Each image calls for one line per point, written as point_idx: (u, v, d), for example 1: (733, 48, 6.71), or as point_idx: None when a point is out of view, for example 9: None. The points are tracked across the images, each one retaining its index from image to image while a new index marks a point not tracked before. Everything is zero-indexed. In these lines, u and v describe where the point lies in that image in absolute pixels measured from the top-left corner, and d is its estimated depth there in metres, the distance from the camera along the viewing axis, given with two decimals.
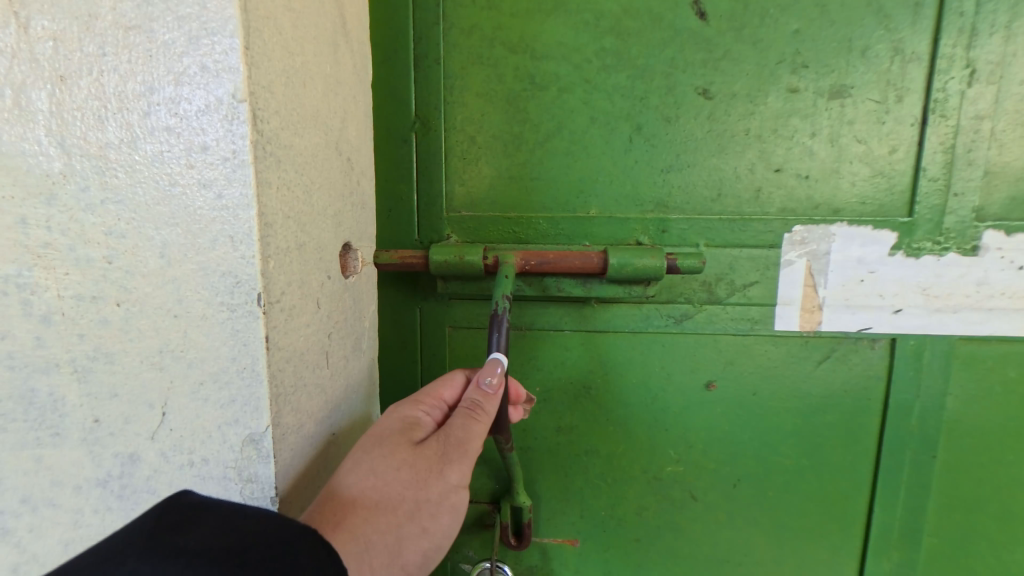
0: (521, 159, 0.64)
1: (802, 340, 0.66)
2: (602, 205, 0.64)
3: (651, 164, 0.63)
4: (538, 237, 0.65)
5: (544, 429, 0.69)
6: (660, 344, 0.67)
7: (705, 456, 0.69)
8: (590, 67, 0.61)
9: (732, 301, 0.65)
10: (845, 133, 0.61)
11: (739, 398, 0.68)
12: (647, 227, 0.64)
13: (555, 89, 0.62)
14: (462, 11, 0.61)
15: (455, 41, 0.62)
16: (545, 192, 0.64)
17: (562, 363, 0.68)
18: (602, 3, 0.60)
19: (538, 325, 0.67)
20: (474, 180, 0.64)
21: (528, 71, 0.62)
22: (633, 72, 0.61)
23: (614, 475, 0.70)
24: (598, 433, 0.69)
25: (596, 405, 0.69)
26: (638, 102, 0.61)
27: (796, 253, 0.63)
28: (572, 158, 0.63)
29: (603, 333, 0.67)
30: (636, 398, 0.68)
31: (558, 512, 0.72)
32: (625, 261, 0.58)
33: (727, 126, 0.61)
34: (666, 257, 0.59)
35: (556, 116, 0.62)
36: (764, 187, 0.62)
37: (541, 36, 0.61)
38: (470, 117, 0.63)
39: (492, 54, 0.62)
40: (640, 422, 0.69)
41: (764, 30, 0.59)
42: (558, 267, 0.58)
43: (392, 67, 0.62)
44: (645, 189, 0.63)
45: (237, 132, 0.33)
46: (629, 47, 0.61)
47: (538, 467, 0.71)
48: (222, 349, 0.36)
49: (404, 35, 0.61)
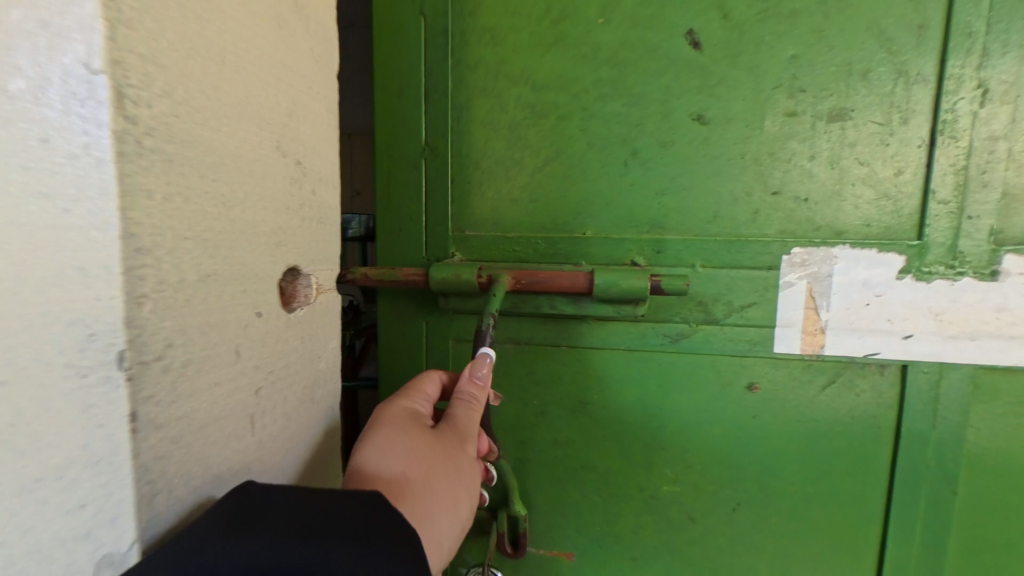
0: (522, 182, 0.68)
1: (804, 363, 0.65)
2: (599, 226, 0.66)
3: (646, 187, 0.65)
4: (536, 256, 0.68)
5: (542, 441, 0.72)
6: (657, 362, 0.68)
7: (704, 477, 0.69)
8: (588, 96, 0.64)
9: (730, 322, 0.65)
10: (846, 155, 0.60)
11: (738, 420, 0.67)
12: (644, 248, 0.65)
13: (555, 117, 0.66)
14: (470, 48, 0.66)
15: (463, 75, 0.67)
16: (544, 214, 0.68)
17: (559, 378, 0.70)
18: (600, 36, 0.63)
19: (536, 340, 0.70)
20: (479, 203, 0.69)
21: (529, 101, 0.66)
22: (629, 100, 0.64)
23: (612, 491, 0.71)
24: (595, 448, 0.71)
25: (593, 420, 0.70)
26: (634, 127, 0.64)
27: (797, 275, 0.63)
28: (569, 182, 0.66)
29: (599, 351, 0.69)
30: (632, 415, 0.69)
31: (555, 525, 0.73)
32: (612, 282, 0.60)
33: (724, 149, 0.62)
34: (651, 278, 0.60)
35: (556, 142, 0.66)
36: (762, 209, 0.63)
37: (542, 69, 0.65)
38: (476, 143, 0.68)
39: (496, 88, 0.66)
40: (636, 439, 0.70)
41: (760, 55, 0.60)
42: (547, 286, 0.61)
43: (405, 102, 0.68)
44: (641, 211, 0.65)
45: (91, 115, 0.28)
46: (626, 76, 0.63)
47: (536, 478, 0.73)
48: (58, 443, 0.29)
49: (417, 71, 0.67)
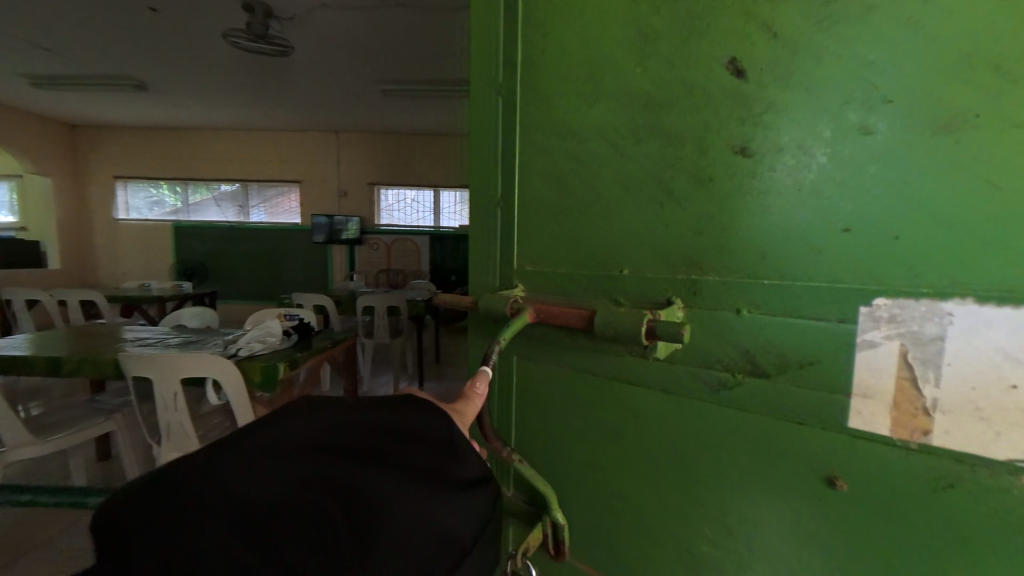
0: (568, 223, 0.72)
1: (895, 447, 0.49)
2: (633, 264, 0.65)
3: (683, 226, 0.60)
4: (576, 290, 0.72)
5: (580, 458, 0.77)
6: (695, 408, 0.63)
7: (746, 546, 0.60)
8: (624, 142, 0.64)
9: (785, 378, 0.55)
10: (959, 175, 0.44)
11: (789, 491, 0.56)
12: (680, 287, 0.61)
13: (593, 161, 0.68)
14: (528, 106, 0.77)
15: (527, 128, 0.77)
16: (581, 254, 0.71)
17: (595, 406, 0.74)
18: (636, 81, 0.63)
19: (579, 365, 0.75)
20: (532, 241, 0.78)
21: (572, 147, 0.71)
22: (664, 140, 0.61)
23: (644, 526, 0.70)
24: (627, 479, 0.71)
25: (625, 451, 0.70)
26: (670, 167, 0.61)
27: (883, 333, 0.48)
28: (608, 222, 0.67)
29: (629, 385, 0.69)
30: (663, 455, 0.66)
31: (591, 537, 0.78)
32: (606, 322, 0.61)
33: (776, 182, 0.54)
34: (646, 321, 0.58)
35: (594, 184, 0.69)
36: (826, 251, 0.51)
37: (586, 117, 0.69)
38: (532, 187, 0.77)
39: (549, 142, 0.74)
40: (669, 482, 0.66)
41: (821, 71, 0.50)
42: (553, 321, 0.68)
43: (481, 162, 0.85)
44: (677, 250, 0.61)
45: None
46: (664, 116, 0.61)
47: (573, 490, 0.79)
48: None
49: (493, 131, 0.82)
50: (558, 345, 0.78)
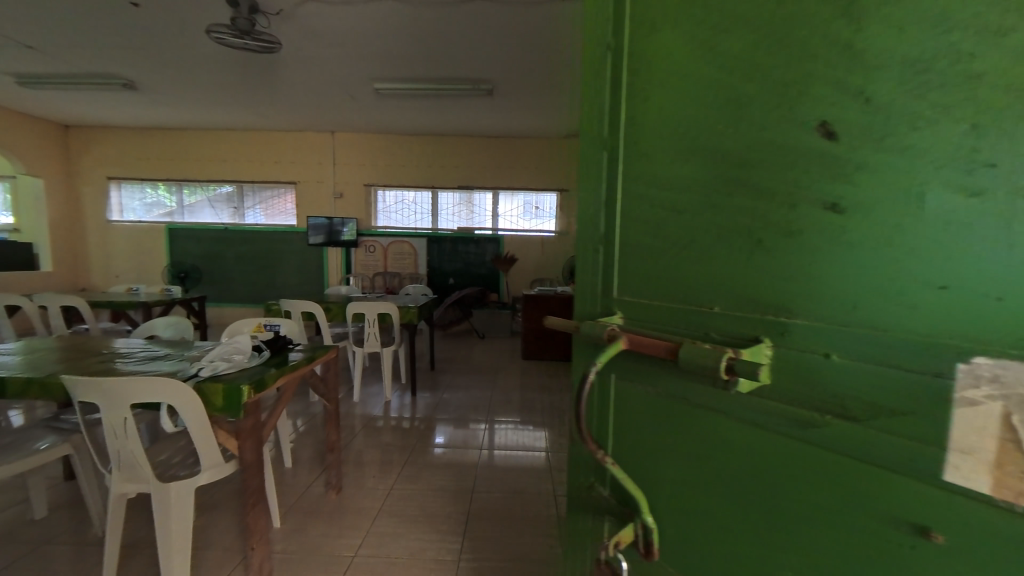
0: (678, 276, 1.07)
1: (990, 499, 0.66)
2: (724, 304, 0.98)
3: (770, 269, 0.90)
4: (676, 325, 1.08)
5: (679, 445, 1.11)
6: (778, 423, 0.91)
7: (824, 525, 0.86)
8: (726, 197, 0.96)
9: (867, 416, 0.78)
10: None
11: (855, 489, 0.81)
12: (768, 329, 0.90)
13: (705, 212, 1.01)
14: (641, 182, 1.16)
15: (639, 196, 1.16)
16: (679, 297, 1.07)
17: (691, 414, 1.08)
18: (740, 154, 0.94)
19: (673, 382, 1.11)
20: (643, 292, 1.17)
21: (682, 211, 1.06)
22: (759, 196, 0.91)
23: (744, 503, 0.99)
24: (722, 462, 1.03)
25: (718, 443, 1.03)
26: (761, 219, 0.91)
27: (987, 392, 0.65)
28: (706, 275, 1.01)
29: (716, 414, 1.02)
30: (746, 445, 0.97)
31: (690, 509, 1.11)
32: (690, 353, 0.93)
33: (865, 233, 0.78)
34: (727, 358, 0.89)
35: (699, 245, 1.02)
36: (910, 293, 0.73)
37: (701, 184, 1.01)
38: (648, 242, 1.15)
39: (657, 208, 1.12)
40: (759, 470, 0.95)
41: (920, 140, 0.71)
42: (644, 348, 1.04)
43: (604, 234, 1.28)
44: (768, 294, 0.90)
45: None
46: (762, 177, 0.90)
47: (673, 470, 1.14)
48: None
49: (612, 203, 1.24)
50: (646, 368, 1.18)
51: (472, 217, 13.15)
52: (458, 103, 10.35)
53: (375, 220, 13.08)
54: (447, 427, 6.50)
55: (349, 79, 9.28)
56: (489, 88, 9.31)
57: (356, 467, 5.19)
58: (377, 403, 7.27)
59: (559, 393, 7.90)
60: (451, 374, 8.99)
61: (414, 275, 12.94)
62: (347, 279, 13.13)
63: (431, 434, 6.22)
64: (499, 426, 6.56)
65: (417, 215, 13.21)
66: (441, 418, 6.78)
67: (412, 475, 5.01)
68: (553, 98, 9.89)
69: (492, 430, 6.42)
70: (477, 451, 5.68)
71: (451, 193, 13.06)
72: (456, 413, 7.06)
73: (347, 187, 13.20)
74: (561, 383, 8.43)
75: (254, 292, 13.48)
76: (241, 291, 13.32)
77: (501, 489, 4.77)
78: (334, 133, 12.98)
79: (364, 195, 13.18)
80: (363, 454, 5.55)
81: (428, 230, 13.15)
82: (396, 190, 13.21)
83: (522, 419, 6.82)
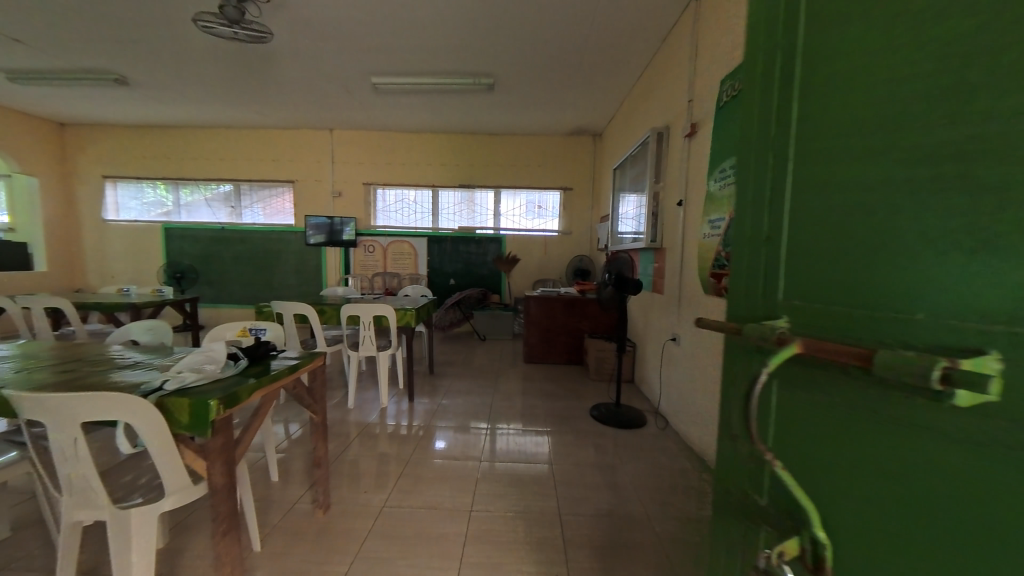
0: (867, 277, 0.96)
1: None
2: (929, 311, 0.84)
3: (1003, 270, 0.74)
4: (862, 332, 0.96)
5: (858, 469, 0.98)
6: (1005, 457, 0.73)
7: None
8: (937, 186, 0.83)
9: None
10: None
11: None
12: (994, 340, 0.74)
13: (905, 204, 0.89)
14: (820, 176, 1.07)
15: (818, 192, 1.08)
16: (866, 303, 0.96)
17: (876, 435, 0.93)
18: (952, 136, 0.81)
19: (854, 395, 0.97)
20: (819, 296, 1.07)
21: (875, 205, 0.95)
22: (985, 183, 0.77)
23: (944, 550, 0.83)
24: (919, 499, 0.86)
25: (913, 475, 0.87)
26: (990, 209, 0.76)
27: None
28: (908, 277, 0.88)
29: (930, 440, 0.83)
30: (956, 482, 0.81)
31: (869, 548, 0.95)
32: (887, 361, 0.81)
33: None
34: (940, 369, 0.74)
35: (898, 243, 0.90)
36: None
37: (901, 175, 0.89)
38: (830, 241, 1.06)
39: (841, 203, 1.02)
40: (976, 515, 0.78)
41: None
42: (827, 354, 0.94)
43: (772, 235, 1.23)
44: (994, 300, 0.75)
45: None
46: (989, 159, 0.76)
47: (848, 498, 1.00)
48: None
49: (782, 203, 1.19)
50: (821, 378, 1.06)
51: (473, 215, 12.82)
52: (459, 99, 10.02)
53: (374, 220, 12.80)
54: (446, 434, 6.14)
55: (347, 74, 8.97)
56: (491, 83, 8.98)
57: (348, 481, 4.83)
58: (374, 410, 6.95)
59: (564, 399, 7.54)
60: (451, 378, 8.65)
61: (414, 276, 12.66)
62: (345, 280, 12.82)
63: (429, 443, 5.87)
64: (501, 433, 6.22)
65: (417, 215, 12.89)
66: (440, 426, 6.42)
67: (408, 490, 4.66)
68: (558, 93, 9.55)
69: (494, 437, 6.08)
70: (478, 463, 5.32)
71: (452, 192, 12.77)
72: (456, 420, 6.71)
73: (346, 186, 12.89)
74: (566, 388, 8.05)
75: (250, 293, 13.19)
76: (237, 292, 13.04)
77: (503, 507, 4.41)
78: (332, 131, 12.68)
79: (362, 193, 12.87)
80: (357, 464, 5.21)
81: (429, 229, 12.82)
82: (396, 188, 12.90)
83: (524, 427, 6.47)
